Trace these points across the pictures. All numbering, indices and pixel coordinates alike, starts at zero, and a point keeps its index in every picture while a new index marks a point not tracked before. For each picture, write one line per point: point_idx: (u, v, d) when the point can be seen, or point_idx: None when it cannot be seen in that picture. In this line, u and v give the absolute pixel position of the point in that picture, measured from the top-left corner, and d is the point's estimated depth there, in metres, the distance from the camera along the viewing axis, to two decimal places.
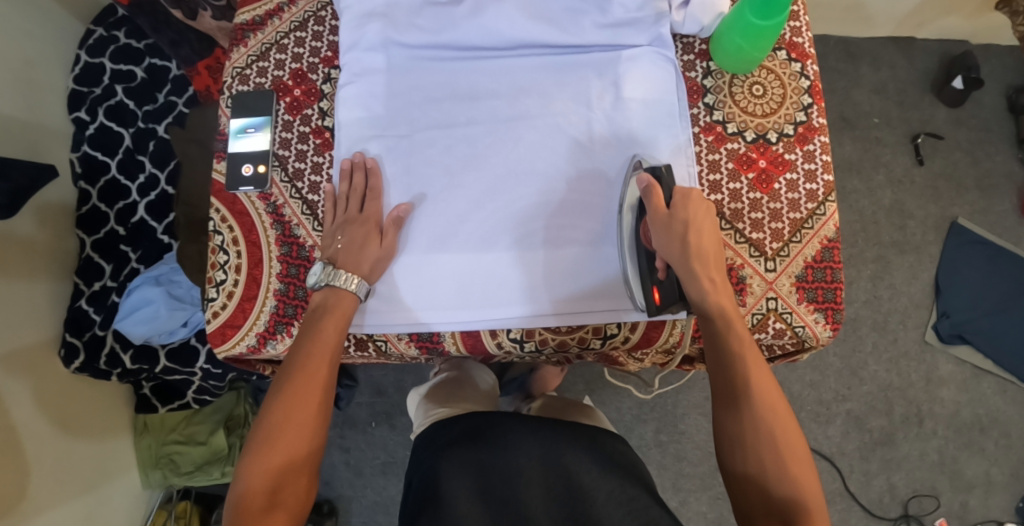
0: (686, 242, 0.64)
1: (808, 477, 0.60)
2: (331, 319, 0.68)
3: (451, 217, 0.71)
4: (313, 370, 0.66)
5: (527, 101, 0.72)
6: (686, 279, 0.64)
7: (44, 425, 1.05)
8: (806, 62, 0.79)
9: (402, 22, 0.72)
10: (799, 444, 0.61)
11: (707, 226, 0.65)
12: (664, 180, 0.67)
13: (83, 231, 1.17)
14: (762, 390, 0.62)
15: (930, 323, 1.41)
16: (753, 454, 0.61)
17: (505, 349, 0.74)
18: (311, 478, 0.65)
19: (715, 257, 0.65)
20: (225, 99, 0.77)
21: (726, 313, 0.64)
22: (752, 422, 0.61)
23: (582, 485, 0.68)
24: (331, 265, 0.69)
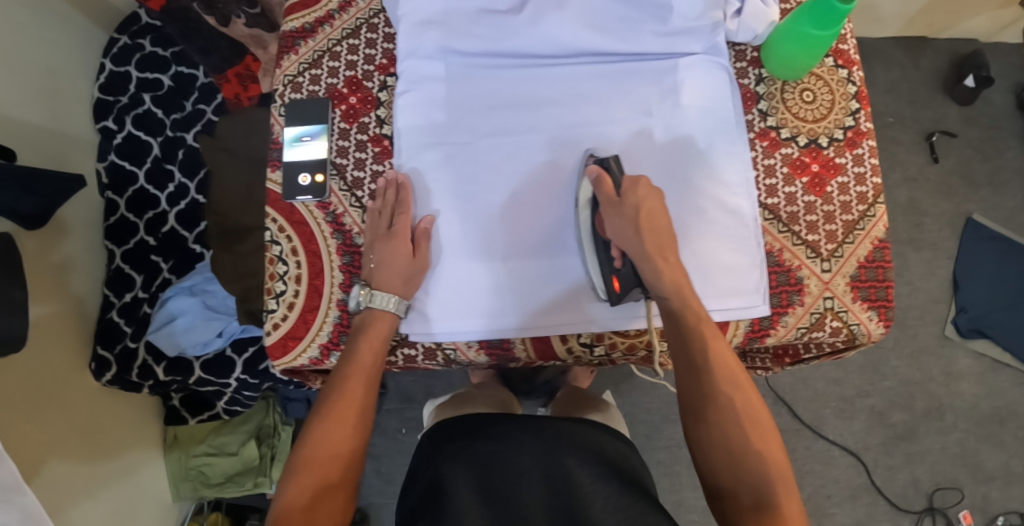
0: (638, 226, 0.65)
1: (777, 456, 0.63)
2: (367, 343, 0.69)
3: (464, 229, 0.72)
4: (350, 393, 0.67)
5: (587, 108, 0.73)
6: (640, 261, 0.66)
7: (65, 445, 1.02)
8: (852, 68, 0.80)
9: (461, 30, 0.72)
10: (765, 422, 0.64)
11: (657, 210, 0.67)
12: (613, 171, 0.68)
13: (112, 241, 1.16)
14: (726, 370, 0.65)
15: (948, 319, 1.43)
16: (726, 435, 0.63)
17: (575, 354, 0.74)
18: (351, 495, 0.66)
19: (668, 243, 0.67)
20: (277, 108, 0.76)
21: (679, 294, 0.66)
22: (719, 409, 0.64)
23: (579, 486, 0.67)
24: (367, 286, 0.70)
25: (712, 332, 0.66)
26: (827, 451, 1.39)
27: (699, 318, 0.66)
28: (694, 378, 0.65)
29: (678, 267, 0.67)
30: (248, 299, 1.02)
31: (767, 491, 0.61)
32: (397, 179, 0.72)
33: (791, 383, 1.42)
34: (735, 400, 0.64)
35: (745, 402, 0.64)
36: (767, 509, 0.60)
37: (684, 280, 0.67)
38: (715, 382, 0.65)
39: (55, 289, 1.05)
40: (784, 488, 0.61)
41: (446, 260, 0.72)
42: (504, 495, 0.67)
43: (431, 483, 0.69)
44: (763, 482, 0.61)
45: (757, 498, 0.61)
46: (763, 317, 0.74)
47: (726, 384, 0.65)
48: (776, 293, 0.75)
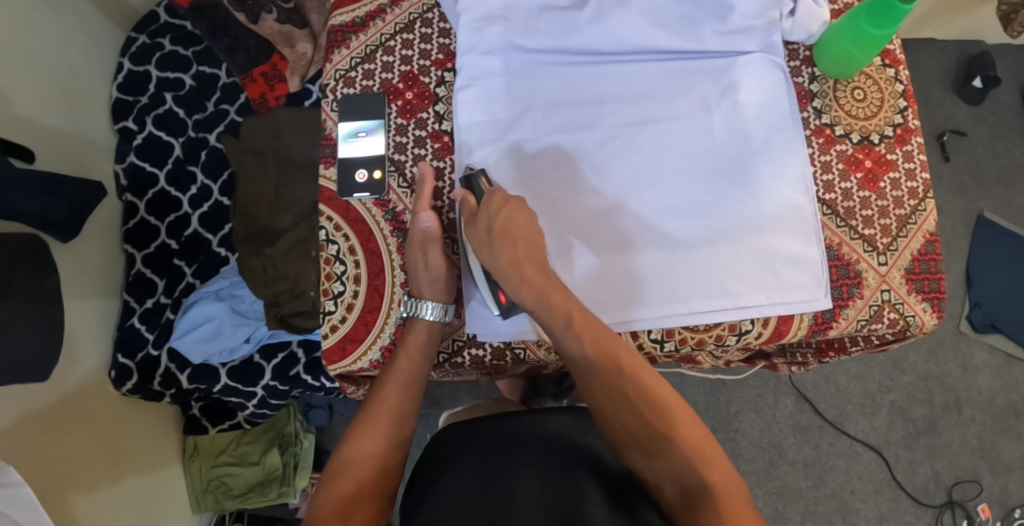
0: (491, 241, 0.65)
1: (695, 439, 0.63)
2: (405, 354, 0.69)
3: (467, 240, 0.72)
4: (384, 399, 0.67)
5: (650, 105, 0.73)
6: (498, 274, 0.66)
7: (91, 460, 0.99)
8: (899, 67, 0.81)
9: (524, 26, 0.72)
10: (676, 403, 0.65)
11: (515, 219, 0.66)
12: (476, 186, 0.69)
13: (132, 245, 1.12)
14: (623, 363, 0.65)
15: (963, 314, 1.45)
16: (635, 426, 0.64)
17: (645, 351, 0.74)
18: (386, 504, 0.63)
19: (526, 253, 0.66)
20: (329, 102, 0.74)
21: (542, 302, 0.65)
22: (614, 408, 0.65)
23: (579, 484, 0.63)
24: (412, 295, 0.69)
25: (590, 325, 0.66)
26: (850, 447, 1.40)
27: (570, 318, 0.65)
28: (585, 382, 0.66)
29: (537, 272, 0.66)
30: (278, 303, 0.99)
31: (690, 478, 0.61)
32: (422, 172, 0.70)
33: (815, 380, 1.43)
34: (631, 394, 0.64)
35: (643, 393, 0.64)
36: (695, 496, 0.60)
37: (548, 284, 0.66)
38: (606, 384, 0.65)
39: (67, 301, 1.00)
40: (709, 467, 0.62)
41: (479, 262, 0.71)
42: (496, 492, 0.64)
43: (435, 473, 0.69)
44: (683, 468, 0.62)
45: (681, 487, 0.61)
46: (825, 310, 0.74)
47: (614, 379, 0.65)
48: (836, 286, 0.75)
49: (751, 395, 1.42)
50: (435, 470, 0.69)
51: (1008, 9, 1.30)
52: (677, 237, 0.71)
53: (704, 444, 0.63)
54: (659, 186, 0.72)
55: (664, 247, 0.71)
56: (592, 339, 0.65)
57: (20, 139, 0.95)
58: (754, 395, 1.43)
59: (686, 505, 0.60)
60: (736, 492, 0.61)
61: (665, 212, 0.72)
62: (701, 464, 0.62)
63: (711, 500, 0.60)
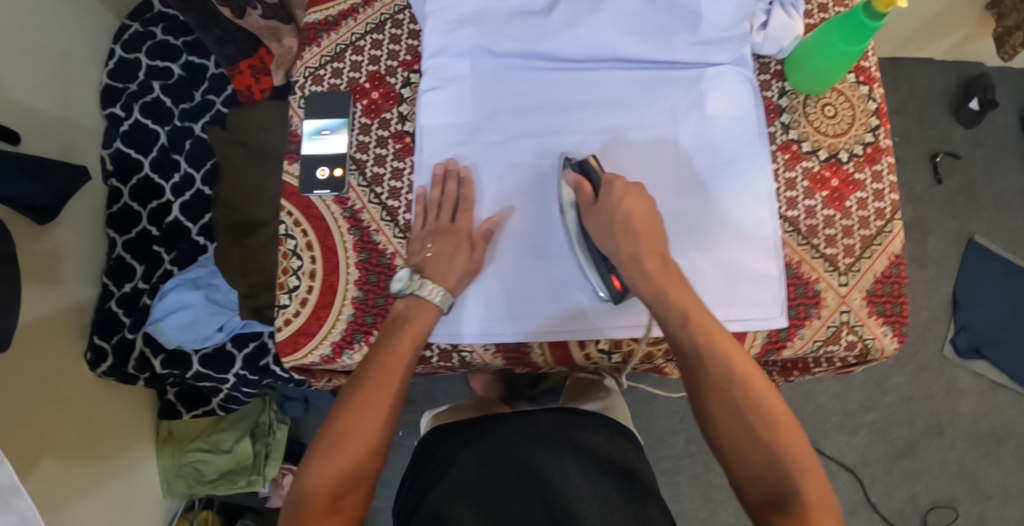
0: (614, 228, 0.65)
1: (793, 446, 0.61)
2: (408, 329, 0.66)
3: (539, 232, 0.70)
4: (387, 379, 0.64)
5: (617, 113, 0.72)
6: (626, 264, 0.64)
7: (62, 441, 1.00)
8: (873, 85, 0.80)
9: (494, 29, 0.71)
10: (780, 409, 0.62)
11: (639, 211, 0.65)
12: (592, 174, 0.67)
13: (114, 230, 1.13)
14: (733, 359, 0.63)
15: (947, 338, 1.44)
16: (735, 425, 0.62)
17: (593, 361, 0.71)
18: (372, 485, 0.64)
19: (653, 249, 0.65)
20: (297, 100, 0.75)
21: (659, 298, 0.63)
22: (718, 404, 0.62)
23: (602, 490, 0.65)
24: (418, 273, 0.68)
25: (706, 324, 0.63)
26: (825, 466, 1.39)
27: (685, 317, 0.63)
28: (689, 372, 0.64)
29: (660, 268, 0.64)
30: (253, 295, 1.01)
31: (784, 485, 0.59)
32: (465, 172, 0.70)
33: (793, 397, 1.42)
34: (739, 397, 0.62)
35: (751, 398, 0.62)
36: (787, 503, 0.58)
37: (668, 280, 0.64)
38: (717, 381, 0.62)
39: (45, 281, 1.01)
40: (804, 477, 0.59)
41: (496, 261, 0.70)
42: (497, 505, 0.64)
43: (439, 469, 0.69)
44: (777, 473, 0.60)
45: (770, 488, 0.60)
46: (780, 328, 0.74)
47: (721, 374, 0.62)
48: (793, 305, 0.75)
49: None
50: (437, 468, 0.70)
51: (1003, 29, 1.30)
52: (706, 235, 0.72)
53: (803, 456, 0.60)
54: (676, 193, 0.72)
55: (680, 253, 0.72)
56: (711, 335, 0.63)
57: (17, 125, 0.98)
58: None
59: (774, 505, 0.59)
60: (828, 508, 0.58)
61: (679, 216, 0.72)
62: (796, 473, 0.59)
63: (800, 508, 0.58)
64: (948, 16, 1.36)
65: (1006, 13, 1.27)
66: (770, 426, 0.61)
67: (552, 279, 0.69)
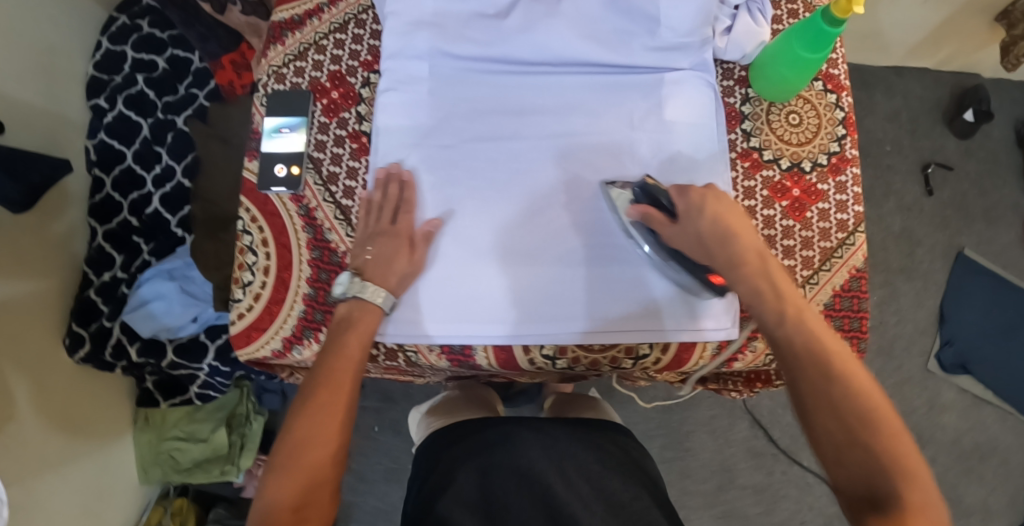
0: (704, 241, 0.63)
1: (899, 447, 0.55)
2: (354, 333, 0.66)
3: (604, 239, 0.70)
4: (337, 386, 0.64)
5: (574, 118, 0.72)
6: (727, 269, 0.63)
7: (38, 420, 1.00)
8: (841, 94, 0.80)
9: (452, 32, 0.71)
10: (884, 405, 0.57)
11: (730, 214, 0.63)
12: (656, 196, 0.65)
13: (95, 219, 1.16)
14: (835, 349, 0.59)
15: (933, 352, 1.41)
16: (836, 418, 0.57)
17: (536, 366, 0.73)
18: (335, 487, 0.64)
19: (752, 246, 0.63)
20: (259, 97, 0.76)
21: (757, 299, 0.62)
22: (815, 400, 0.58)
23: (608, 489, 0.69)
24: (359, 276, 0.68)
25: (806, 320, 0.61)
26: (803, 478, 1.36)
27: (781, 315, 0.61)
28: (785, 364, 0.61)
29: (758, 268, 0.63)
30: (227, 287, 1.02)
31: (883, 485, 0.55)
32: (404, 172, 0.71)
33: (772, 406, 1.38)
34: (834, 393, 0.58)
35: (851, 394, 0.58)
36: (885, 504, 0.54)
37: (768, 277, 0.63)
38: (815, 372, 0.59)
39: (25, 264, 1.02)
40: (907, 480, 0.54)
41: (433, 260, 0.70)
42: (497, 511, 0.66)
43: (443, 480, 0.70)
44: (876, 472, 0.55)
45: (868, 488, 0.55)
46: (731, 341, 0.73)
47: (818, 366, 0.59)
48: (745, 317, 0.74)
49: (705, 416, 1.37)
50: (442, 475, 0.71)
51: (1008, 40, 1.28)
52: None
53: (907, 458, 0.55)
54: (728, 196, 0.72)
55: None
56: (816, 333, 0.60)
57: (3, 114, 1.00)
58: (709, 416, 1.37)
59: (871, 505, 0.54)
60: (934, 516, 0.53)
61: None
62: (896, 474, 0.55)
63: (902, 512, 0.52)
64: (952, 26, 1.32)
65: (1015, 23, 1.24)
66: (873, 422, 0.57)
67: (629, 283, 0.70)
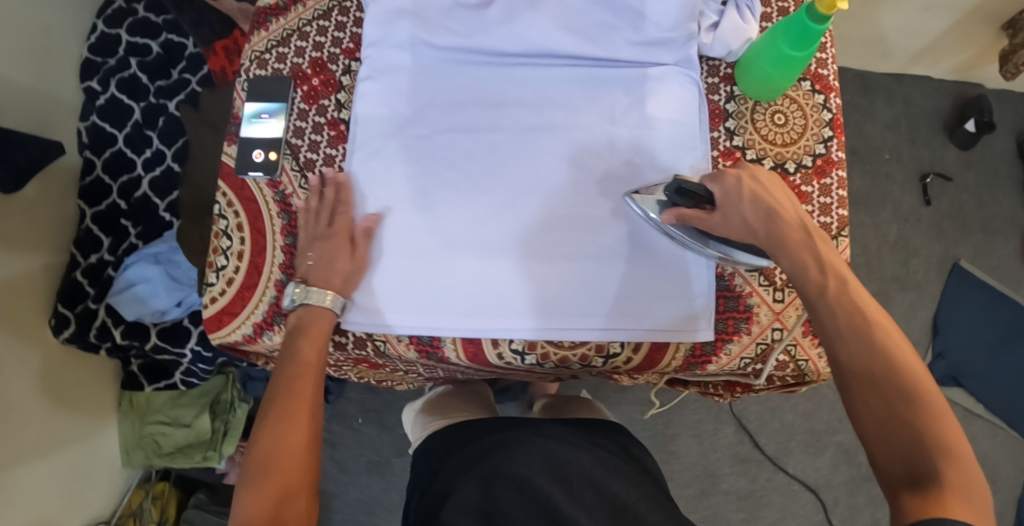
0: (750, 227, 0.63)
1: (940, 422, 0.51)
2: (308, 339, 0.67)
3: (635, 235, 0.70)
4: (298, 392, 0.64)
5: (552, 112, 0.72)
6: (775, 247, 0.62)
7: (24, 401, 1.00)
8: (829, 95, 0.78)
9: (432, 22, 0.71)
10: (929, 380, 0.54)
11: (772, 191, 0.63)
12: (687, 192, 0.65)
13: (84, 201, 1.16)
14: (879, 318, 0.57)
15: (925, 364, 1.39)
16: (876, 386, 0.54)
17: (506, 361, 0.72)
18: (313, 497, 0.62)
19: (795, 219, 0.62)
20: (241, 82, 0.76)
21: (798, 274, 0.61)
22: (855, 369, 0.55)
23: (610, 491, 0.64)
24: (303, 284, 0.69)
25: (852, 291, 0.59)
26: (788, 486, 1.35)
27: (825, 286, 0.59)
28: (827, 329, 0.58)
29: (803, 239, 0.61)
30: None
31: (922, 461, 0.50)
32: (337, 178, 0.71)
33: (759, 412, 1.37)
34: (877, 366, 0.55)
35: (897, 369, 0.54)
36: (926, 480, 0.49)
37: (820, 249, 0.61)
38: (859, 339, 0.56)
39: (14, 245, 1.01)
40: (950, 457, 0.50)
41: (388, 251, 0.70)
42: (496, 516, 0.61)
43: (440, 494, 0.65)
44: (916, 446, 0.51)
45: (909, 467, 0.51)
46: (705, 343, 0.72)
47: (865, 336, 0.56)
48: (721, 319, 0.73)
49: (691, 419, 1.36)
50: (440, 490, 0.66)
51: (1009, 48, 1.26)
52: None
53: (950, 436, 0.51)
54: None
55: None
56: (865, 305, 0.58)
57: None
58: (694, 420, 1.36)
59: (911, 484, 0.50)
60: (978, 500, 0.48)
61: None
62: (940, 450, 0.50)
63: (940, 491, 0.48)
64: (953, 36, 1.30)
65: (1019, 32, 1.22)
66: (917, 395, 0.53)
67: (671, 273, 0.70)
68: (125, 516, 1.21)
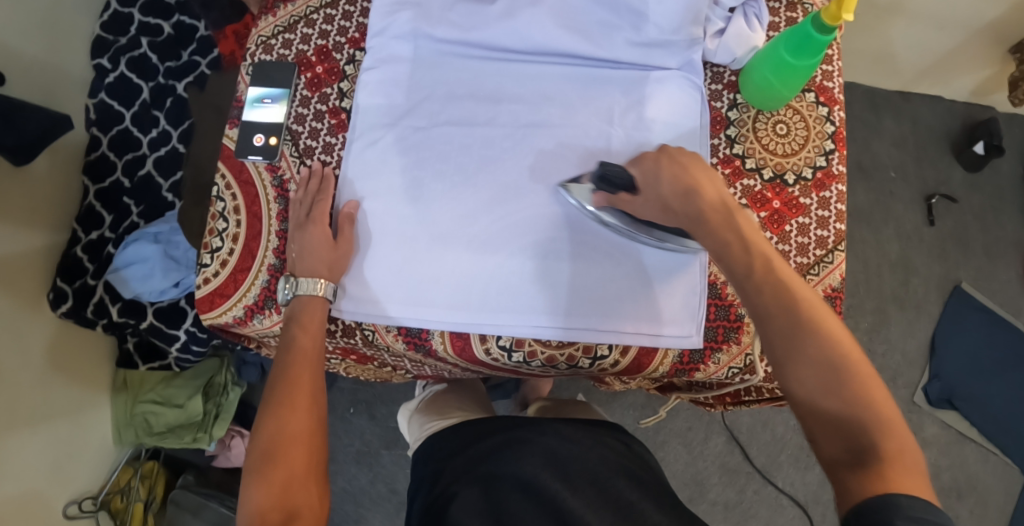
0: (668, 209, 0.62)
1: (870, 392, 0.51)
2: (304, 328, 0.67)
3: (572, 227, 0.70)
4: (299, 379, 0.65)
5: (550, 109, 0.72)
6: (693, 227, 0.60)
7: (18, 371, 1.01)
8: (833, 107, 0.78)
9: (435, 15, 0.72)
10: (854, 349, 0.52)
11: (696, 170, 0.62)
12: (612, 175, 0.64)
13: (89, 177, 1.17)
14: (803, 293, 0.55)
15: (920, 385, 1.38)
16: (809, 365, 0.52)
17: (493, 356, 0.72)
18: (319, 483, 0.62)
19: (715, 198, 0.60)
20: (246, 66, 0.76)
21: (722, 252, 0.58)
22: (787, 351, 0.53)
23: (614, 490, 0.63)
24: (292, 277, 0.68)
25: (775, 267, 0.56)
26: (775, 499, 1.34)
27: (751, 266, 0.56)
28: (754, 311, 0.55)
29: (725, 219, 0.59)
30: None
31: (861, 437, 0.49)
32: (317, 170, 0.72)
33: (750, 424, 1.36)
34: (804, 341, 0.53)
35: (823, 341, 0.52)
36: (866, 456, 0.48)
37: (740, 226, 0.59)
38: (786, 318, 0.54)
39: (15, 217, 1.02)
40: (885, 427, 0.49)
41: (378, 242, 0.70)
42: (503, 515, 0.60)
43: (444, 496, 0.65)
44: (855, 422, 0.50)
45: (847, 444, 0.49)
46: (694, 350, 0.72)
47: (796, 317, 0.53)
48: (712, 326, 0.72)
49: (681, 427, 1.36)
50: (443, 492, 0.66)
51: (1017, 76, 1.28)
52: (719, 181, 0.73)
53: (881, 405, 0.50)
54: None
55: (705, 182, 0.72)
56: (784, 278, 0.56)
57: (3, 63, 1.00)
58: (685, 428, 1.36)
59: (850, 463, 0.49)
60: (914, 463, 0.47)
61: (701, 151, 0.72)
62: (875, 422, 0.50)
63: (877, 463, 0.47)
64: (964, 56, 1.30)
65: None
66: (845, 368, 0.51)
67: (616, 266, 0.70)
68: (112, 493, 1.20)
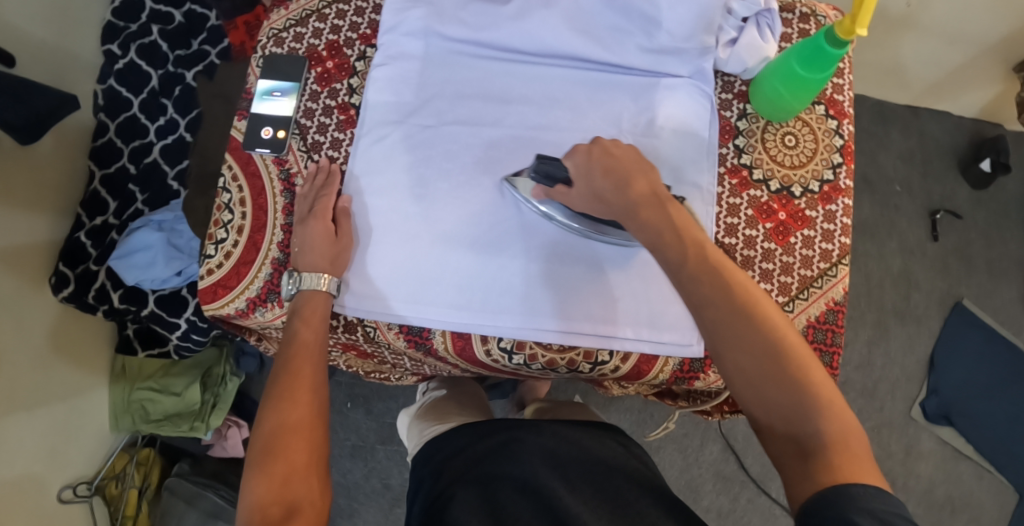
0: (603, 200, 0.61)
1: (807, 378, 0.52)
2: (306, 321, 0.67)
3: (516, 223, 0.70)
4: (300, 372, 0.65)
5: (558, 113, 0.72)
6: (626, 218, 0.59)
7: (18, 351, 1.01)
8: (842, 121, 0.78)
9: (447, 14, 0.72)
10: (790, 334, 0.53)
11: (632, 158, 0.61)
12: (552, 173, 0.65)
13: (95, 162, 1.17)
14: (737, 282, 0.55)
15: (918, 399, 1.38)
16: (745, 356, 0.53)
17: (493, 358, 0.71)
18: (320, 476, 0.62)
19: (647, 188, 0.59)
20: (256, 58, 0.76)
21: (654, 242, 0.57)
22: (727, 344, 0.53)
23: (613, 492, 0.63)
24: (296, 272, 0.68)
25: (707, 256, 0.56)
26: (768, 509, 1.34)
27: (685, 256, 0.56)
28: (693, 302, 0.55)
29: (658, 208, 0.58)
30: None
31: (805, 425, 0.51)
32: (324, 165, 0.72)
33: (746, 432, 1.36)
34: (740, 332, 0.53)
35: (757, 330, 0.53)
36: (812, 447, 0.50)
37: (672, 216, 0.58)
38: (720, 311, 0.53)
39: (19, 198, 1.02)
40: (831, 413, 0.51)
41: (379, 238, 0.70)
42: (503, 515, 0.60)
43: (444, 497, 0.65)
44: (798, 410, 0.51)
45: (792, 434, 0.51)
46: (695, 359, 0.72)
47: (730, 308, 0.53)
48: None
49: (677, 434, 1.36)
50: (444, 492, 0.66)
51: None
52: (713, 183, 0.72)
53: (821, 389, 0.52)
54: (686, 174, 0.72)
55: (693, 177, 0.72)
56: (717, 267, 0.55)
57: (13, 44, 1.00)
58: (680, 434, 1.36)
59: (797, 452, 0.50)
60: (857, 447, 0.50)
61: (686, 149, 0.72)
62: (816, 407, 0.51)
63: (823, 451, 0.50)
64: (975, 72, 1.29)
65: None
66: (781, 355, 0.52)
67: (565, 262, 0.69)
68: (107, 479, 1.21)
